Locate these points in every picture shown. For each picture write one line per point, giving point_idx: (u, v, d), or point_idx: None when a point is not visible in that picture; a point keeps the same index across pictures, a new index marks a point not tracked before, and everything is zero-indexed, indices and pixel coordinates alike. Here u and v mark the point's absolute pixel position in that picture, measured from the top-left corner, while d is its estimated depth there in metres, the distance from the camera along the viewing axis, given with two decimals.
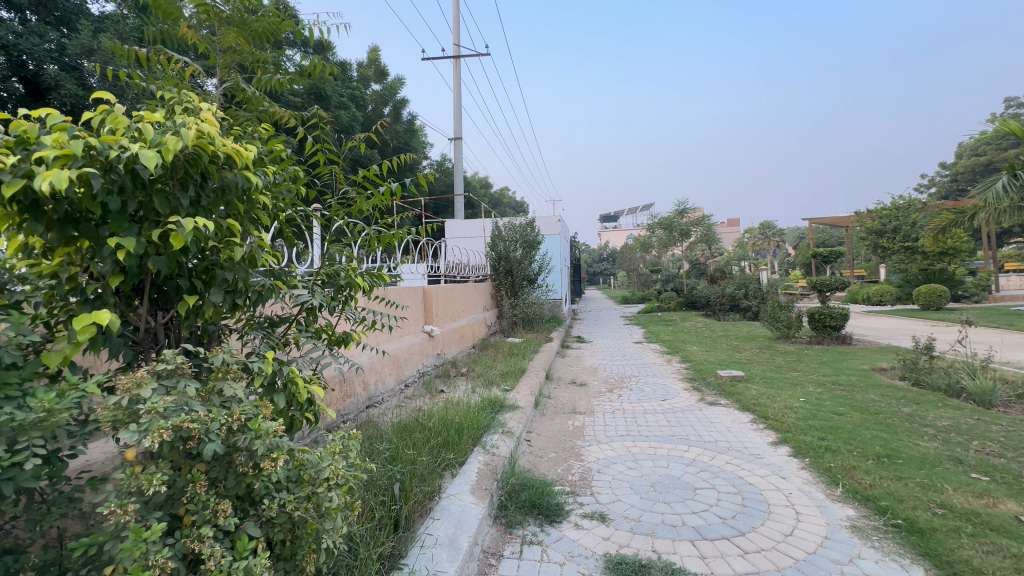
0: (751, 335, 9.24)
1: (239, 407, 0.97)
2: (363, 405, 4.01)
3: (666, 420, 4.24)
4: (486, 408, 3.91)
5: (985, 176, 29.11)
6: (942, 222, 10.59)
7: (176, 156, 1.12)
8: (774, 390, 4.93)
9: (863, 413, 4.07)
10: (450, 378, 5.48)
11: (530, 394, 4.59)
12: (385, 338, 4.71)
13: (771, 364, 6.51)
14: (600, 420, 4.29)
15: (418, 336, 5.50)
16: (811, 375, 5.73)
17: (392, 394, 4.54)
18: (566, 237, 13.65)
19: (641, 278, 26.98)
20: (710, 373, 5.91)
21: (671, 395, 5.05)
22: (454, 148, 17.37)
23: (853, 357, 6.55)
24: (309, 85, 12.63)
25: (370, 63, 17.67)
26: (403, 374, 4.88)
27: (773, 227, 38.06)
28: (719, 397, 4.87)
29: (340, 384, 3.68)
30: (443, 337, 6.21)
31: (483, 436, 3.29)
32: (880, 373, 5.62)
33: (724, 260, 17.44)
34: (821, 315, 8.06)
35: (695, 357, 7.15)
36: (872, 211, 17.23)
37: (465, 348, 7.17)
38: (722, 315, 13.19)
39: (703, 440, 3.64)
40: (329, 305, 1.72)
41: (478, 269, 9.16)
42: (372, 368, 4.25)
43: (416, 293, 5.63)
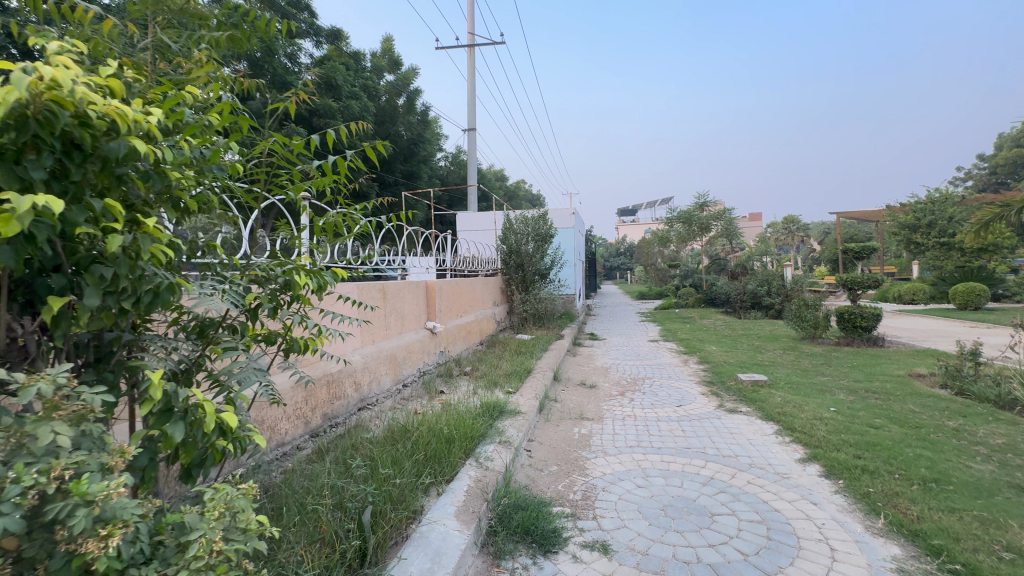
0: (774, 335, 8.78)
1: (64, 459, 0.74)
2: (354, 408, 3.77)
3: (681, 429, 3.90)
4: (484, 414, 3.63)
5: None
6: (985, 217, 9.91)
7: (21, 114, 0.86)
8: (799, 398, 4.55)
9: (904, 427, 3.66)
10: (452, 378, 5.22)
11: (534, 398, 4.30)
12: (382, 335, 4.45)
13: (796, 367, 6.08)
14: (609, 428, 3.96)
15: (420, 334, 5.23)
16: (841, 381, 5.30)
17: (388, 395, 4.30)
18: (580, 231, 13.26)
19: (659, 273, 26.36)
20: (729, 376, 5.54)
21: (688, 401, 4.70)
22: (468, 140, 17.07)
23: (888, 361, 6.07)
24: (319, 74, 12.40)
25: (384, 53, 17.49)
26: (402, 374, 4.62)
27: (797, 222, 36.88)
28: (739, 404, 4.51)
29: (327, 386, 3.44)
30: (447, 334, 5.94)
31: (476, 447, 3.01)
32: (919, 380, 5.17)
33: (746, 255, 16.83)
34: (851, 315, 7.55)
35: (714, 358, 6.76)
36: (905, 205, 16.43)
37: (471, 346, 6.90)
38: (743, 313, 12.69)
39: (721, 455, 3.29)
40: (272, 309, 1.41)
41: (488, 263, 8.86)
42: (366, 368, 4.01)
43: (419, 288, 5.36)
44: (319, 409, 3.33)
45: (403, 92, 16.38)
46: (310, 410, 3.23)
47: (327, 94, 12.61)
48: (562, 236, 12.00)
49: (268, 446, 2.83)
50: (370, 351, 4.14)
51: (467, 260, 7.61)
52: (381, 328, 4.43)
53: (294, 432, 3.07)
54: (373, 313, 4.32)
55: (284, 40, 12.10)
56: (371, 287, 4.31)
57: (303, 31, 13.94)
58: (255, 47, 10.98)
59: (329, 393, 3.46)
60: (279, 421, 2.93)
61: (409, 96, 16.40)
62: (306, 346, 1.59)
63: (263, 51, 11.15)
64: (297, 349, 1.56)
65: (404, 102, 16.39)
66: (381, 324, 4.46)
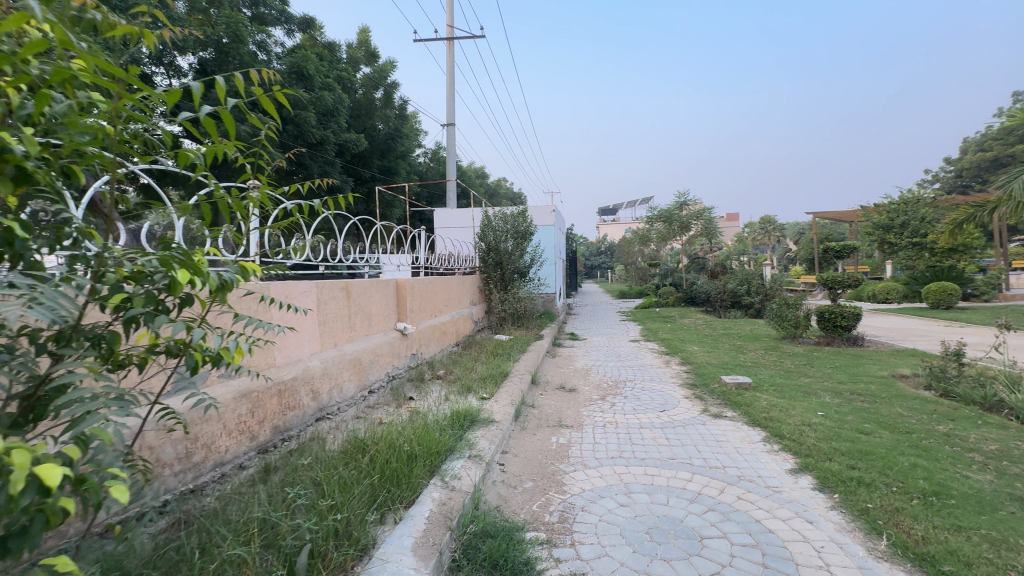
0: (754, 334, 8.71)
1: None
2: (313, 418, 3.44)
3: (665, 437, 3.67)
4: (452, 424, 3.34)
5: (990, 172, 28.60)
6: (958, 217, 10.05)
7: None
8: (785, 401, 4.38)
9: (895, 433, 3.50)
10: (423, 384, 4.91)
11: (509, 405, 4.03)
12: (345, 338, 4.11)
13: (778, 368, 5.95)
14: (588, 436, 3.72)
15: (388, 336, 4.89)
16: (825, 382, 5.16)
17: (351, 403, 3.95)
18: (561, 229, 13.04)
19: (639, 272, 26.39)
20: (712, 378, 5.36)
21: (671, 405, 4.49)
22: (447, 135, 16.69)
23: (870, 362, 5.98)
24: (289, 62, 11.77)
25: (361, 44, 16.90)
26: (368, 380, 4.28)
27: (773, 222, 37.53)
28: (724, 409, 4.33)
29: (278, 396, 3.09)
30: (419, 335, 5.61)
31: (442, 463, 2.73)
32: (902, 381, 5.06)
33: (725, 254, 16.88)
34: (832, 315, 7.48)
35: (696, 359, 6.60)
36: (879, 206, 16.72)
37: (446, 347, 6.58)
38: (723, 312, 12.66)
39: (708, 466, 3.07)
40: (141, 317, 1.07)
41: (465, 261, 8.55)
42: (325, 375, 3.66)
43: (388, 286, 5.01)
44: (268, 422, 2.98)
45: (381, 85, 15.80)
46: (257, 424, 2.89)
47: (298, 84, 12.03)
48: (542, 234, 11.75)
49: (205, 467, 2.49)
50: (330, 356, 3.79)
51: (444, 259, 7.28)
52: (343, 329, 4.09)
53: (237, 450, 2.72)
54: (333, 314, 3.96)
55: (252, 26, 11.50)
56: (333, 286, 3.95)
57: (273, 18, 13.30)
58: (220, 32, 10.36)
59: (281, 403, 3.12)
60: (217, 438, 2.58)
61: (387, 90, 15.85)
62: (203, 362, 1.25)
63: (229, 36, 10.54)
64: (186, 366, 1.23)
65: (382, 95, 15.85)
66: (344, 326, 4.11)
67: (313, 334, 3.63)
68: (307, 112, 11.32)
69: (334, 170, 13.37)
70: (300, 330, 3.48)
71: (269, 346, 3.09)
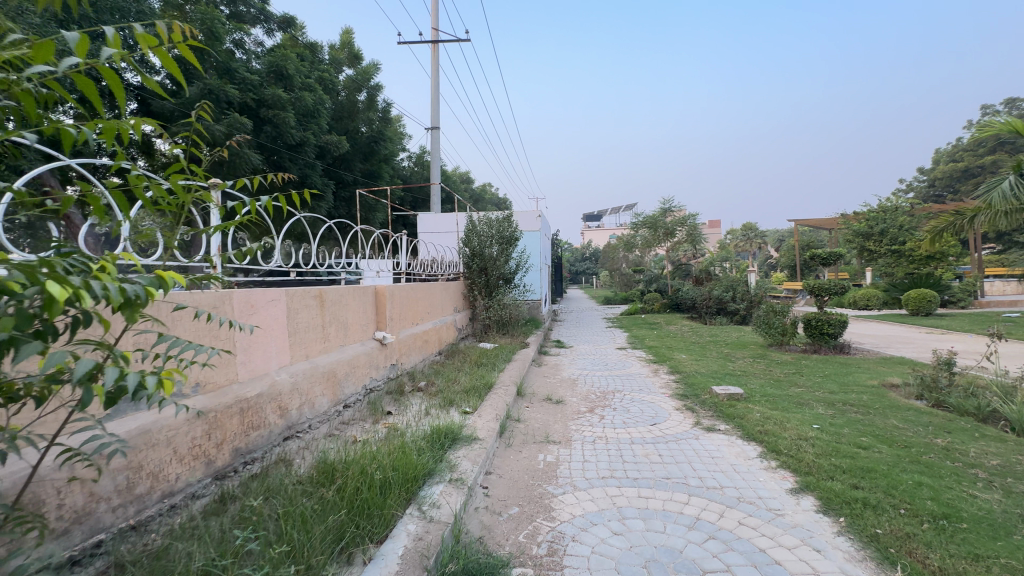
0: (741, 342, 8.64)
1: None
2: (281, 437, 3.18)
3: (658, 454, 3.49)
4: (432, 444, 3.11)
5: (962, 182, 29.50)
6: (939, 225, 10.20)
7: None
8: (778, 413, 4.24)
9: (894, 448, 3.37)
10: (403, 397, 4.66)
11: (493, 420, 3.80)
12: (318, 349, 3.85)
13: (768, 377, 5.84)
14: (577, 453, 3.51)
15: (366, 346, 4.63)
16: (817, 392, 5.05)
17: (324, 420, 3.68)
18: (546, 235, 12.89)
19: (625, 278, 26.38)
20: (703, 389, 5.20)
21: (662, 418, 4.31)
22: (431, 139, 16.47)
23: (859, 370, 5.91)
24: (267, 61, 11.51)
25: (343, 46, 16.62)
26: (343, 394, 4.02)
27: (754, 229, 38.16)
28: (717, 422, 4.17)
29: (240, 415, 2.83)
30: (400, 345, 5.34)
31: (419, 490, 2.49)
32: (893, 391, 4.98)
33: (709, 261, 16.93)
34: (819, 322, 7.43)
35: (685, 368, 6.46)
36: (858, 214, 17.02)
37: (428, 356, 6.33)
38: (709, 319, 12.62)
39: (705, 487, 2.88)
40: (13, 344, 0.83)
41: (448, 267, 8.31)
42: (295, 390, 3.39)
43: (366, 293, 4.76)
44: (228, 444, 2.71)
45: (364, 88, 15.56)
46: (214, 447, 2.61)
47: (277, 84, 11.69)
48: (528, 239, 11.58)
49: (152, 498, 2.22)
50: (301, 370, 3.52)
51: (426, 264, 7.05)
52: (316, 340, 3.83)
53: (190, 477, 2.45)
54: (305, 324, 3.69)
55: (229, 24, 11.13)
56: (306, 294, 3.69)
57: (252, 17, 12.94)
58: (194, 28, 9.99)
59: (243, 423, 2.85)
60: (166, 465, 2.30)
61: (370, 92, 15.58)
62: (108, 397, 1.01)
63: (204, 32, 10.16)
64: (79, 403, 0.97)
65: (365, 98, 15.57)
66: (317, 336, 3.85)
67: (281, 346, 3.37)
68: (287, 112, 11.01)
69: (315, 172, 13.02)
70: (266, 342, 3.21)
71: (230, 361, 2.83)
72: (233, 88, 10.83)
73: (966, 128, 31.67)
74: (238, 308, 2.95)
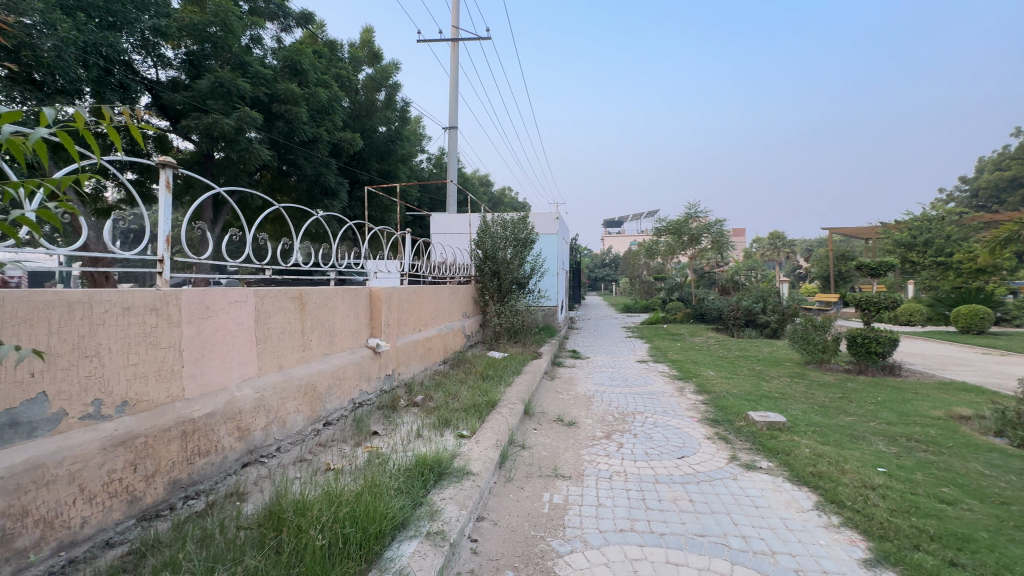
0: (775, 358, 7.91)
1: None
2: (237, 463, 2.69)
3: (688, 498, 2.89)
4: (413, 483, 2.58)
5: (1009, 192, 27.76)
6: (1000, 235, 9.26)
7: None
8: (833, 450, 3.57)
9: (988, 505, 2.70)
10: (394, 414, 4.15)
11: (493, 447, 3.24)
12: (295, 358, 3.37)
13: (811, 402, 5.13)
14: (589, 494, 2.92)
15: (356, 355, 4.14)
16: (872, 423, 4.35)
17: (296, 441, 3.18)
18: (564, 238, 12.33)
19: (645, 285, 25.54)
20: (737, 414, 4.54)
21: (691, 449, 3.69)
22: (449, 139, 16.09)
23: (918, 398, 5.16)
24: (282, 56, 11.32)
25: (363, 44, 16.34)
26: (323, 410, 3.53)
27: (782, 238, 36.82)
28: (757, 457, 3.54)
29: (183, 439, 2.35)
30: (396, 353, 4.85)
31: (386, 549, 1.96)
32: (965, 425, 4.24)
33: (736, 270, 16.09)
34: (865, 339, 6.67)
35: (713, 387, 5.81)
36: (901, 223, 15.96)
37: (430, 366, 5.81)
38: (737, 331, 11.81)
39: (750, 552, 2.28)
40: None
41: (458, 269, 7.83)
42: (260, 407, 2.91)
43: (359, 295, 4.28)
44: (162, 475, 2.23)
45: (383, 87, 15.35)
46: (142, 481, 2.13)
47: (291, 80, 11.47)
48: (544, 243, 11.02)
49: (41, 553, 1.74)
50: (269, 383, 3.03)
51: (433, 265, 6.59)
52: (292, 348, 3.34)
53: (104, 521, 1.97)
54: (278, 329, 3.21)
55: (245, 18, 11.01)
56: (280, 295, 3.22)
57: (270, 13, 12.79)
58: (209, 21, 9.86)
59: (186, 449, 2.37)
60: (66, 507, 1.83)
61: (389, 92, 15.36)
62: None
63: (218, 25, 10.05)
64: None
65: (384, 97, 15.37)
66: (294, 344, 3.37)
67: (245, 356, 2.89)
68: (299, 106, 10.73)
69: (329, 170, 12.79)
70: (226, 351, 2.74)
71: (171, 374, 2.37)
72: (245, 82, 10.66)
73: (1012, 136, 29.98)
74: (188, 310, 2.48)
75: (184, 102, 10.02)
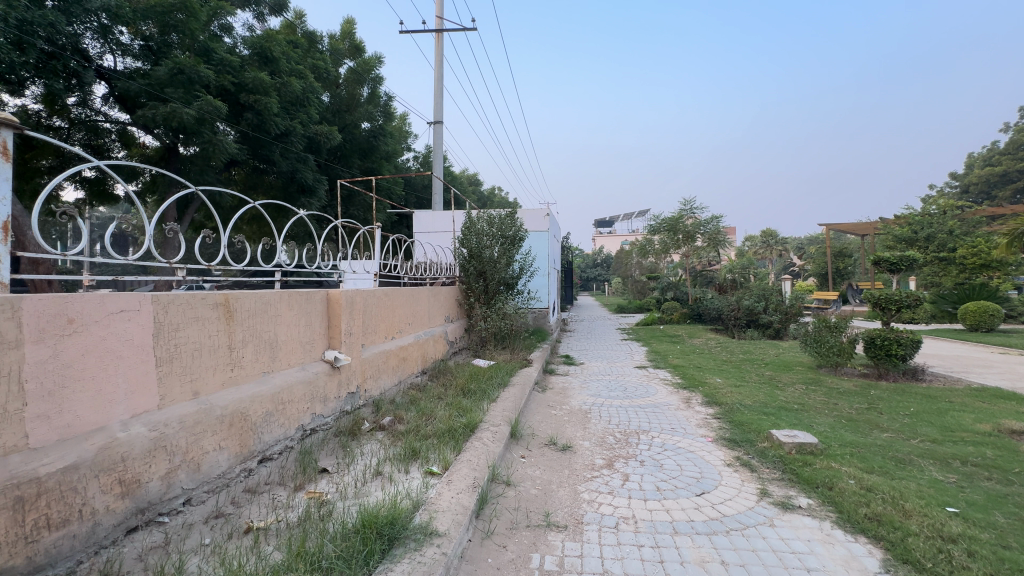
0: (785, 362, 7.34)
1: None
2: (118, 531, 1.99)
3: (718, 559, 2.22)
4: (353, 559, 1.88)
5: (999, 188, 27.69)
6: None
7: None
8: (883, 481, 2.94)
9: None
10: (354, 443, 3.47)
11: (468, 491, 2.56)
12: (219, 381, 2.69)
13: (837, 415, 4.52)
14: (592, 556, 2.24)
15: (307, 372, 3.44)
16: (914, 442, 3.75)
17: (216, 488, 2.49)
18: (556, 236, 11.71)
19: (639, 285, 24.98)
20: (758, 433, 3.92)
21: (709, 483, 3.04)
22: (435, 134, 15.41)
23: (956, 409, 4.57)
24: (252, 44, 10.64)
25: (344, 36, 15.53)
26: (257, 443, 2.83)
27: (774, 236, 36.57)
28: (794, 492, 2.91)
29: (19, 507, 1.65)
30: (361, 366, 4.14)
31: None
32: (1021, 443, 3.66)
33: (734, 268, 15.57)
34: (885, 341, 6.08)
35: (724, 397, 5.18)
36: (902, 219, 15.57)
37: (405, 379, 5.11)
38: (737, 331, 11.25)
39: None
40: None
41: (440, 269, 7.15)
42: (158, 449, 2.21)
43: (311, 300, 3.59)
44: None
45: (366, 81, 14.68)
46: None
47: (262, 69, 10.74)
48: (534, 241, 10.38)
49: None
50: (175, 416, 2.34)
51: (410, 266, 5.90)
52: (214, 368, 2.65)
53: None
54: (192, 346, 2.52)
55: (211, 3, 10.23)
56: (194, 301, 2.53)
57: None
58: (171, 4, 9.05)
59: (23, 523, 1.66)
60: None
61: (372, 86, 14.72)
62: None
63: (181, 9, 9.20)
64: None
65: (367, 92, 14.75)
66: (218, 363, 2.68)
67: (136, 383, 2.18)
68: (269, 96, 10.00)
69: (306, 167, 12.06)
70: (102, 377, 2.04)
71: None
72: (210, 70, 9.87)
73: (1002, 131, 29.87)
74: (36, 325, 1.79)
75: (140, 90, 9.19)
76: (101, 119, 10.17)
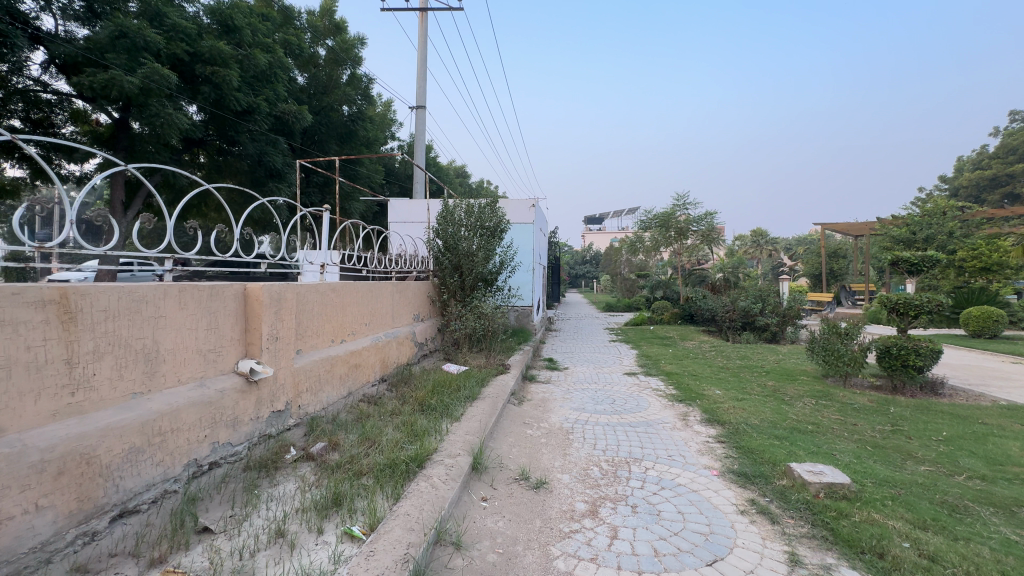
0: (787, 371, 6.71)
1: None
2: None
3: None
4: None
5: (988, 193, 27.63)
6: None
7: None
8: (947, 545, 2.26)
9: None
10: (266, 484, 2.71)
11: (394, 570, 1.81)
12: (44, 411, 1.89)
13: (859, 440, 3.86)
14: None
15: (209, 390, 2.66)
16: (962, 480, 3.09)
17: (22, 568, 1.71)
18: (541, 229, 10.98)
19: (628, 283, 24.39)
20: (774, 467, 3.23)
21: (720, 543, 2.34)
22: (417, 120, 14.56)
23: (994, 434, 3.94)
24: (212, 11, 9.67)
25: (323, 14, 14.07)
26: (110, 494, 2.05)
27: (764, 235, 36.24)
28: (835, 560, 2.21)
29: None
30: (291, 380, 3.35)
31: None
32: None
33: (728, 267, 14.98)
34: (902, 351, 5.45)
35: (726, 415, 4.51)
36: (900, 219, 15.18)
37: (355, 390, 4.31)
38: (732, 334, 10.62)
39: None
40: None
41: (409, 262, 6.35)
42: None
43: (218, 297, 2.81)
44: None
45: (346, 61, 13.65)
46: None
47: (224, 39, 9.80)
48: (518, 233, 9.62)
49: None
50: None
51: (370, 257, 5.08)
52: (37, 394, 1.87)
53: None
54: None
55: None
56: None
57: None
58: None
59: None
60: None
61: (352, 68, 13.69)
62: None
63: None
64: None
65: (348, 75, 13.80)
66: (44, 385, 1.89)
67: None
68: (228, 68, 9.09)
69: (276, 150, 11.17)
70: None
71: None
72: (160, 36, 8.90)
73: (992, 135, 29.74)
74: None
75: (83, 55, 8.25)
76: (41, 90, 9.10)
